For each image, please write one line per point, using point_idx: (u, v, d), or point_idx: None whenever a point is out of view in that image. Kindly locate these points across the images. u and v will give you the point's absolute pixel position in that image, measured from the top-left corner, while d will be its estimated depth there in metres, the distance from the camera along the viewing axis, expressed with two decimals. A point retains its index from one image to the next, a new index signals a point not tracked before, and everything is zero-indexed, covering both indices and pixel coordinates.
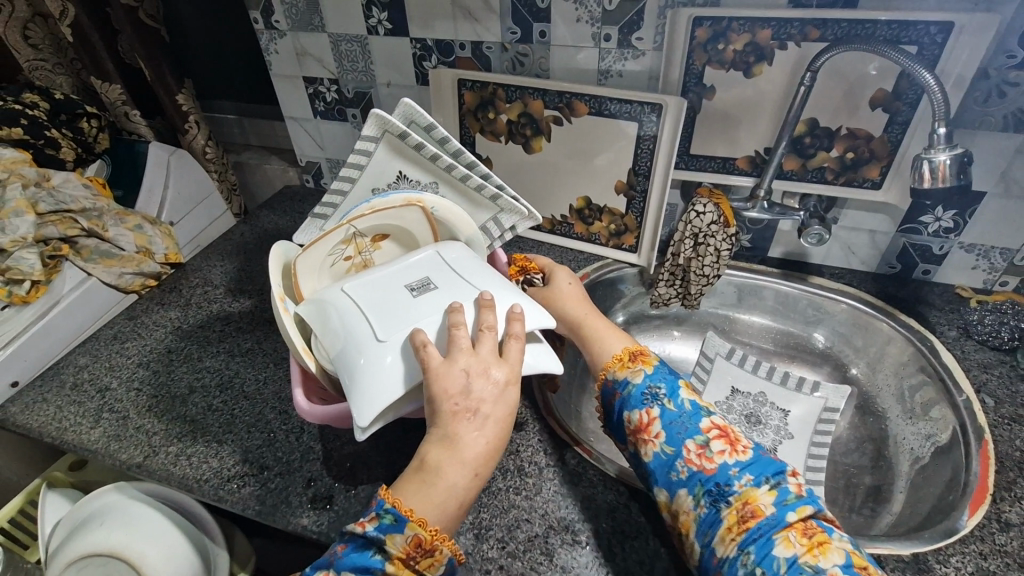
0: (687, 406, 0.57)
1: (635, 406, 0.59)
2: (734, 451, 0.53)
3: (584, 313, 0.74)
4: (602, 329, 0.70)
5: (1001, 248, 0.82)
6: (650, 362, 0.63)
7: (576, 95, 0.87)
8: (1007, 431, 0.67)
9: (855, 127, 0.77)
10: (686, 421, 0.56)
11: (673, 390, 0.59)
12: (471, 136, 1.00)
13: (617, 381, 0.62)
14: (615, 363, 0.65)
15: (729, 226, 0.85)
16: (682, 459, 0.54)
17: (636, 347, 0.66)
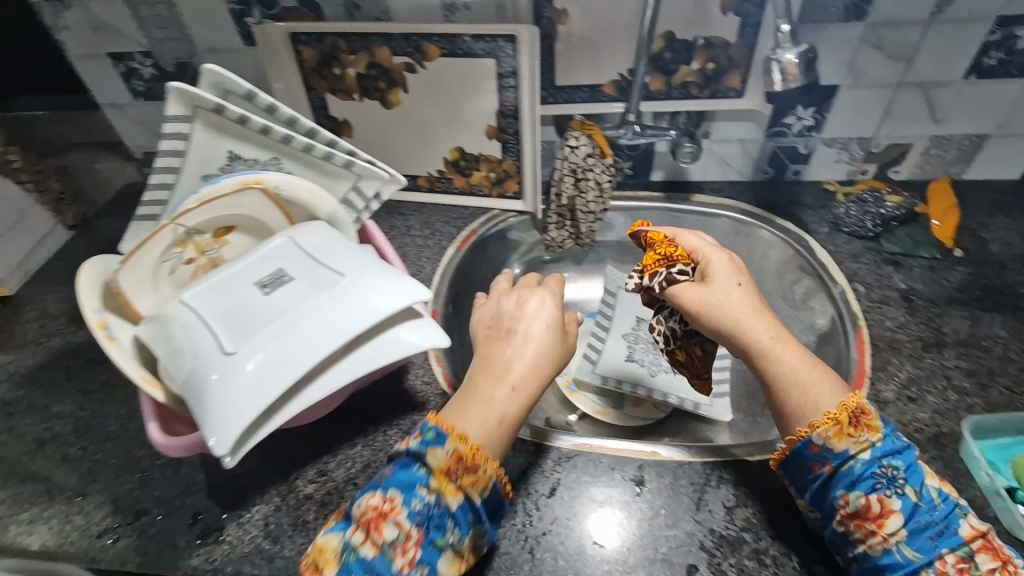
0: (936, 497, 0.48)
1: (861, 487, 0.49)
2: (1004, 569, 0.45)
3: (765, 334, 0.55)
4: (800, 362, 0.54)
5: (858, 138, 0.84)
6: (878, 429, 0.50)
7: (425, 37, 0.79)
8: (878, 314, 0.71)
9: (710, 35, 0.75)
10: (940, 522, 0.47)
11: (916, 474, 0.48)
12: (321, 98, 0.89)
13: (831, 451, 0.50)
14: (829, 425, 0.50)
15: (606, 156, 0.82)
16: (933, 569, 0.46)
17: (851, 397, 0.51)
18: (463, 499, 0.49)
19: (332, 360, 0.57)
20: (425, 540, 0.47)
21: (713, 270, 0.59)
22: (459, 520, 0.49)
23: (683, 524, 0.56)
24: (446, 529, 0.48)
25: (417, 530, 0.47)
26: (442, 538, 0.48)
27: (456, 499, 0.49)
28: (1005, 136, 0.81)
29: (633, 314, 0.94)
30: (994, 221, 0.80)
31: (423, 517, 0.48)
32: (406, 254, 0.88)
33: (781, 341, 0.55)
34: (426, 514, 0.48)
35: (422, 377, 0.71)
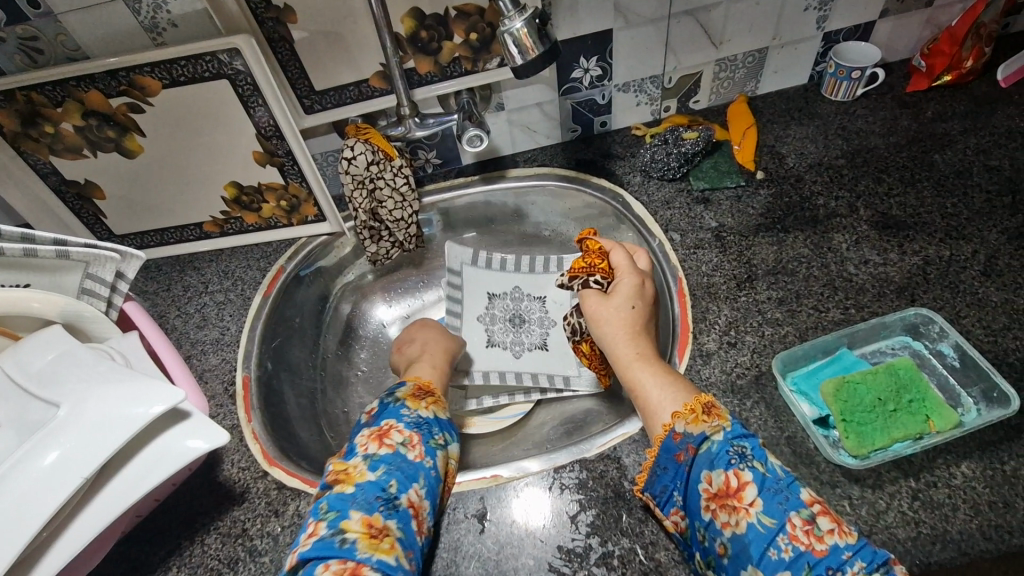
0: (779, 471, 0.46)
1: (718, 466, 0.46)
2: (843, 529, 0.43)
3: (641, 351, 0.58)
4: (663, 376, 0.55)
5: (649, 77, 0.81)
6: (728, 415, 0.49)
7: (134, 69, 0.66)
8: (695, 259, 0.70)
9: (460, 4, 0.67)
10: (785, 489, 0.45)
11: (762, 450, 0.47)
12: (46, 163, 0.74)
13: (689, 436, 0.49)
14: (683, 415, 0.50)
15: (392, 158, 0.74)
16: (785, 535, 0.43)
17: (705, 398, 0.51)
18: (431, 413, 0.58)
19: (82, 501, 0.48)
20: (423, 439, 0.54)
21: (620, 284, 0.61)
22: (440, 425, 0.57)
23: (527, 550, 0.52)
24: (433, 433, 0.56)
25: (415, 433, 0.54)
26: (433, 437, 0.55)
27: (425, 411, 0.58)
28: (781, 46, 0.81)
29: (483, 291, 0.88)
30: (789, 133, 0.81)
31: (415, 423, 0.55)
32: (206, 317, 0.77)
33: (649, 358, 0.57)
34: (415, 422, 0.56)
35: (238, 462, 0.62)
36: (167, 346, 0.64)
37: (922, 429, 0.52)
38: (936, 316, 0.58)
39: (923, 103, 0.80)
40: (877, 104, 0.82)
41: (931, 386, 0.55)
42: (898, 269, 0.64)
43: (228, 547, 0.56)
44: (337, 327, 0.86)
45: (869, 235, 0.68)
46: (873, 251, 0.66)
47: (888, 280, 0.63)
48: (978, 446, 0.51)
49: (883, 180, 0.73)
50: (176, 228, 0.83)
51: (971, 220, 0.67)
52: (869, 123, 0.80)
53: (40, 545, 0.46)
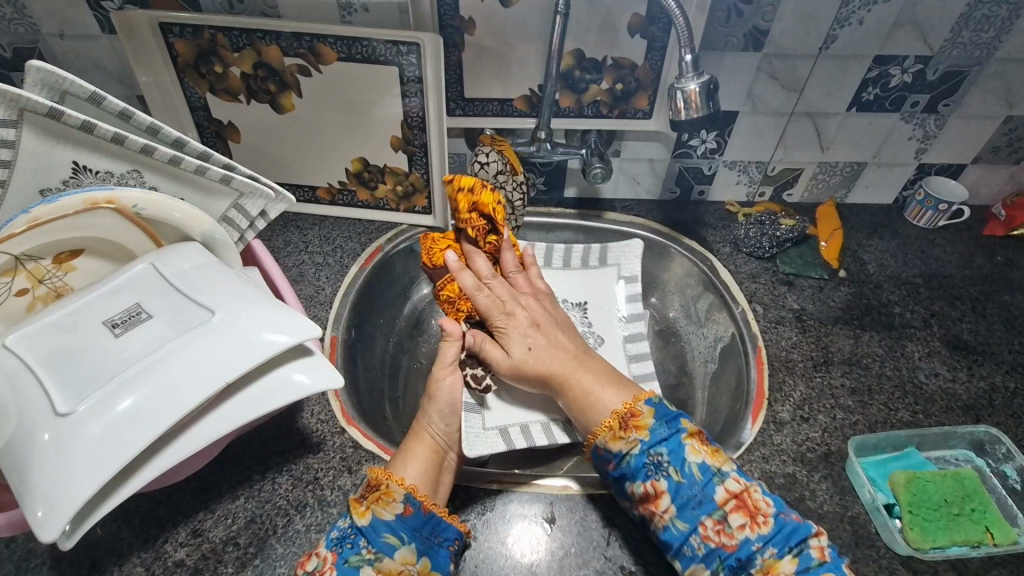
0: (696, 473, 0.51)
1: (638, 478, 0.53)
2: (756, 521, 0.49)
3: (570, 361, 0.62)
4: (604, 380, 0.61)
5: (756, 162, 0.88)
6: (645, 427, 0.54)
7: (319, 37, 0.72)
8: (774, 334, 0.74)
9: (618, 56, 0.74)
10: (697, 492, 0.51)
11: (677, 455, 0.52)
12: (200, 99, 0.79)
13: (611, 453, 0.54)
14: (603, 432, 0.55)
15: (516, 173, 0.77)
16: (698, 534, 0.50)
17: (629, 404, 0.56)
18: (371, 518, 0.50)
19: (197, 415, 0.48)
20: (339, 560, 0.48)
21: (510, 333, 0.63)
22: (372, 536, 0.49)
23: (592, 564, 0.55)
24: (360, 546, 0.49)
25: (331, 555, 0.49)
26: (356, 555, 0.49)
27: (364, 518, 0.50)
28: (879, 165, 0.88)
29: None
30: (870, 243, 0.87)
31: (337, 538, 0.50)
32: (303, 273, 0.81)
33: (582, 364, 0.62)
34: (341, 537, 0.50)
35: (318, 414, 0.63)
36: (289, 285, 0.67)
37: (981, 538, 0.54)
38: (1004, 438, 0.62)
39: (997, 247, 0.87)
40: (954, 237, 0.88)
41: (991, 501, 0.57)
42: (965, 388, 0.68)
43: (298, 490, 0.57)
44: (411, 314, 0.89)
45: (941, 351, 0.72)
46: (943, 366, 0.71)
47: (956, 397, 0.67)
48: None
49: (956, 305, 0.78)
50: (291, 186, 0.87)
51: None
52: (946, 252, 0.86)
53: (151, 447, 0.46)
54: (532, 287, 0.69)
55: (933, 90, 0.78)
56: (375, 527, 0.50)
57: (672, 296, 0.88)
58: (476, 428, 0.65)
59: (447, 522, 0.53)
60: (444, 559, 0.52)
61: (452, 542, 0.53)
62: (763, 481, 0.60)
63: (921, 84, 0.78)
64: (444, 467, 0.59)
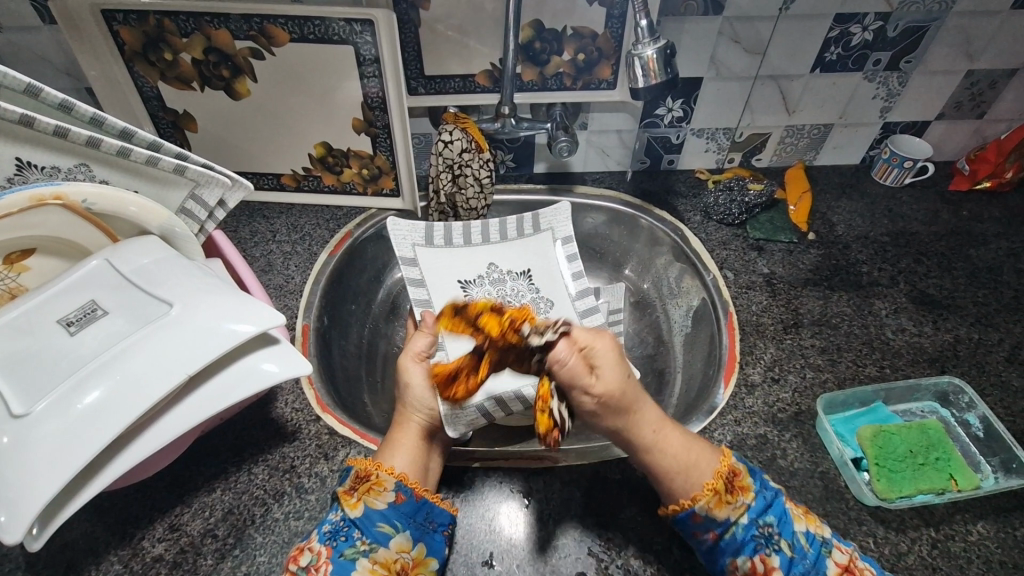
0: (805, 543, 0.49)
1: (745, 551, 0.49)
2: None
3: (661, 418, 0.53)
4: (680, 446, 0.52)
5: (723, 129, 0.88)
6: (749, 489, 0.51)
7: (269, 18, 0.69)
8: (745, 298, 0.75)
9: (578, 25, 0.73)
10: (812, 566, 0.48)
11: (788, 525, 0.49)
12: (153, 88, 0.76)
13: (714, 522, 0.50)
14: (709, 496, 0.50)
15: (482, 151, 0.77)
16: None
17: (727, 462, 0.52)
18: (363, 509, 0.51)
19: (161, 410, 0.47)
20: (335, 554, 0.48)
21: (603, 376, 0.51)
22: (366, 527, 0.50)
23: (569, 533, 0.55)
24: (354, 538, 0.50)
25: (327, 548, 0.49)
26: (351, 547, 0.49)
27: (356, 510, 0.51)
28: (845, 125, 0.88)
29: (453, 280, 0.81)
30: (840, 204, 0.88)
31: (330, 532, 0.50)
32: (271, 263, 0.80)
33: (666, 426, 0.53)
34: (335, 530, 0.50)
35: (292, 403, 0.63)
36: (254, 276, 0.66)
37: (946, 485, 0.56)
38: (968, 387, 0.63)
39: (962, 203, 0.88)
40: (921, 194, 0.89)
41: (955, 449, 0.59)
42: (932, 341, 0.70)
43: (275, 480, 0.57)
44: (386, 299, 0.88)
45: (907, 307, 0.74)
46: (910, 321, 0.72)
47: (922, 350, 0.69)
48: (994, 509, 0.56)
49: (923, 261, 0.79)
50: (255, 174, 0.86)
51: (998, 311, 0.73)
52: (913, 210, 0.87)
53: (115, 444, 0.46)
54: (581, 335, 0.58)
55: (894, 47, 0.78)
56: (368, 517, 0.50)
57: (645, 268, 0.88)
58: None
59: (440, 506, 0.54)
60: (440, 543, 0.52)
61: (445, 526, 0.54)
62: (736, 443, 0.61)
63: (882, 41, 0.77)
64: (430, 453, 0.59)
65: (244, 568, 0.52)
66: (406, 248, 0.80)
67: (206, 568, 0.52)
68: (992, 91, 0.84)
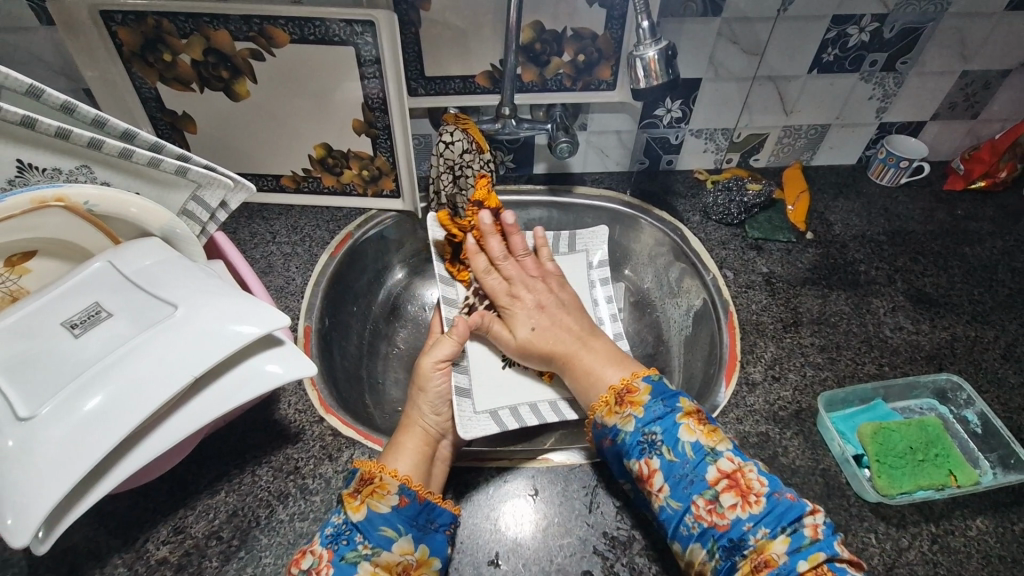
0: (688, 452, 0.52)
1: (632, 456, 0.54)
2: (750, 501, 0.49)
3: (574, 342, 0.68)
4: (606, 363, 0.65)
5: (722, 129, 0.88)
6: (640, 403, 0.56)
7: (269, 19, 0.69)
8: (745, 297, 0.75)
9: (578, 26, 0.73)
10: (691, 473, 0.51)
11: (672, 434, 0.53)
12: (151, 89, 0.76)
13: (607, 428, 0.57)
14: (600, 407, 0.58)
15: (482, 151, 0.78)
16: (691, 514, 0.50)
17: (627, 380, 0.59)
18: (366, 512, 0.50)
19: (165, 412, 0.47)
20: (335, 558, 0.48)
21: (517, 314, 0.73)
22: (368, 532, 0.49)
23: (575, 531, 0.56)
24: (356, 541, 0.49)
25: (328, 551, 0.49)
26: (353, 550, 0.48)
27: (359, 513, 0.50)
28: (842, 126, 0.89)
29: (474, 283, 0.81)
30: (837, 204, 0.89)
31: (332, 535, 0.49)
32: (271, 264, 0.80)
33: (587, 346, 0.68)
34: (337, 533, 0.50)
35: (295, 404, 0.63)
36: (255, 276, 0.66)
37: (945, 480, 0.56)
38: (965, 384, 0.64)
39: (957, 202, 0.89)
40: (916, 194, 0.90)
41: (954, 446, 0.60)
42: (929, 339, 0.71)
43: (279, 481, 0.57)
44: (386, 299, 0.88)
45: (905, 306, 0.74)
46: (907, 320, 0.73)
47: (920, 348, 0.70)
48: (993, 504, 0.57)
49: (919, 260, 0.80)
50: (254, 176, 0.86)
51: (994, 309, 0.74)
52: (908, 209, 0.88)
53: (121, 445, 0.46)
54: (540, 270, 0.76)
55: (891, 48, 0.79)
56: (370, 521, 0.50)
57: (645, 268, 0.89)
58: (468, 412, 0.67)
59: (441, 507, 0.54)
60: (442, 543, 0.52)
61: (448, 526, 0.53)
62: (738, 441, 0.61)
63: (878, 42, 0.78)
64: (437, 460, 0.59)
65: (250, 570, 0.52)
66: (441, 233, 0.83)
67: (211, 570, 0.51)
68: (986, 92, 0.86)
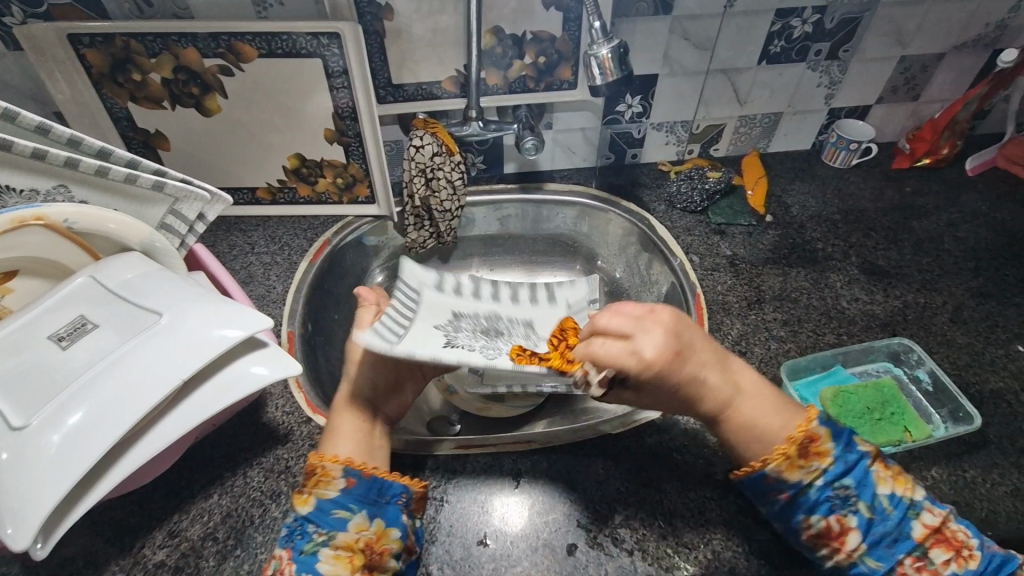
0: (888, 506, 0.48)
1: (819, 511, 0.49)
2: (958, 555, 0.47)
3: (730, 386, 0.52)
4: (771, 409, 0.52)
5: (681, 121, 0.92)
6: (827, 455, 0.49)
7: (236, 35, 0.71)
8: (710, 279, 0.79)
9: (537, 29, 0.77)
10: (894, 530, 0.48)
11: (868, 490, 0.49)
12: (122, 108, 0.77)
13: (787, 485, 0.50)
14: (778, 460, 0.49)
15: (453, 153, 0.81)
16: (894, 573, 0.48)
17: (802, 426, 0.50)
18: (314, 502, 0.51)
19: (155, 416, 0.49)
20: (296, 553, 0.49)
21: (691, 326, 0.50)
22: (320, 519, 0.50)
23: (559, 508, 0.58)
24: (311, 532, 0.50)
25: (288, 550, 0.50)
26: (309, 541, 0.50)
27: (306, 506, 0.51)
28: (794, 113, 0.94)
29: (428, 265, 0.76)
30: (794, 187, 0.93)
31: (288, 533, 0.50)
32: (252, 274, 0.81)
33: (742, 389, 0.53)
34: (292, 530, 0.51)
35: (283, 406, 0.65)
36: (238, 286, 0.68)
37: (901, 436, 0.60)
38: (916, 346, 0.69)
39: (905, 179, 0.94)
40: (867, 174, 0.95)
41: (910, 405, 0.64)
42: (883, 308, 0.75)
43: (270, 480, 0.59)
44: None
45: (860, 278, 0.79)
46: (863, 291, 0.77)
47: (875, 317, 0.74)
48: (945, 455, 0.61)
49: (871, 235, 0.85)
50: (229, 190, 0.87)
51: (942, 277, 0.79)
52: (860, 188, 0.93)
53: (114, 450, 0.47)
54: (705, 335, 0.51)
55: (832, 38, 0.84)
56: (320, 509, 0.51)
57: (616, 258, 0.92)
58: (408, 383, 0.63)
59: (390, 480, 0.54)
60: (397, 513, 0.53)
61: (400, 496, 0.54)
62: None
63: (821, 33, 0.83)
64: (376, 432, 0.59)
65: (247, 567, 0.53)
66: None
67: (209, 569, 0.53)
68: (924, 74, 0.91)
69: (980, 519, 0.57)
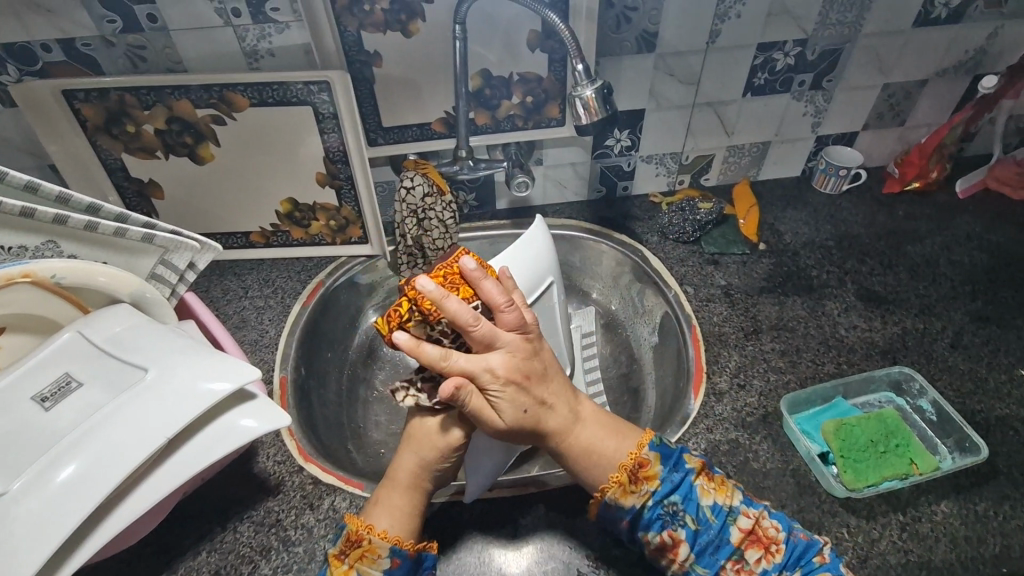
0: (710, 517, 0.53)
1: (653, 529, 0.53)
2: (771, 550, 0.52)
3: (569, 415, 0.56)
4: (607, 433, 0.56)
5: (670, 154, 0.93)
6: (654, 476, 0.54)
7: (228, 86, 0.73)
8: (706, 311, 0.78)
9: (524, 71, 0.78)
10: (714, 537, 0.53)
11: (693, 503, 0.53)
12: (117, 159, 0.78)
13: (623, 509, 0.54)
14: (614, 487, 0.54)
15: (444, 193, 0.81)
16: (718, 575, 0.52)
17: (635, 452, 0.55)
18: None
19: (140, 476, 0.48)
20: None
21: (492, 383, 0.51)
22: None
23: (559, 555, 0.57)
24: None
25: None
26: None
27: None
28: (781, 141, 0.95)
29: None
30: (786, 215, 0.93)
31: None
32: (244, 319, 0.81)
33: (580, 417, 0.57)
34: None
35: (274, 456, 0.63)
36: (228, 335, 0.69)
37: (908, 469, 0.59)
38: (917, 375, 0.68)
39: (897, 203, 0.94)
40: (858, 199, 0.96)
41: (913, 435, 0.63)
42: (881, 334, 0.74)
43: (261, 535, 0.57)
44: (362, 344, 0.90)
45: (856, 305, 0.78)
46: (860, 318, 0.76)
47: (874, 344, 0.73)
48: (953, 488, 0.59)
49: (866, 261, 0.85)
50: (222, 235, 0.87)
51: (939, 301, 0.78)
52: (852, 214, 0.93)
53: (98, 510, 0.46)
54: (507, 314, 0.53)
55: (815, 69, 0.85)
56: None
57: (612, 290, 0.92)
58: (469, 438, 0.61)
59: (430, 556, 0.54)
60: None
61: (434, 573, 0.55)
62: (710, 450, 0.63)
63: (803, 64, 0.84)
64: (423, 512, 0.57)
65: None
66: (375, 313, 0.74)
67: None
68: (908, 101, 0.92)
69: (993, 554, 0.55)
